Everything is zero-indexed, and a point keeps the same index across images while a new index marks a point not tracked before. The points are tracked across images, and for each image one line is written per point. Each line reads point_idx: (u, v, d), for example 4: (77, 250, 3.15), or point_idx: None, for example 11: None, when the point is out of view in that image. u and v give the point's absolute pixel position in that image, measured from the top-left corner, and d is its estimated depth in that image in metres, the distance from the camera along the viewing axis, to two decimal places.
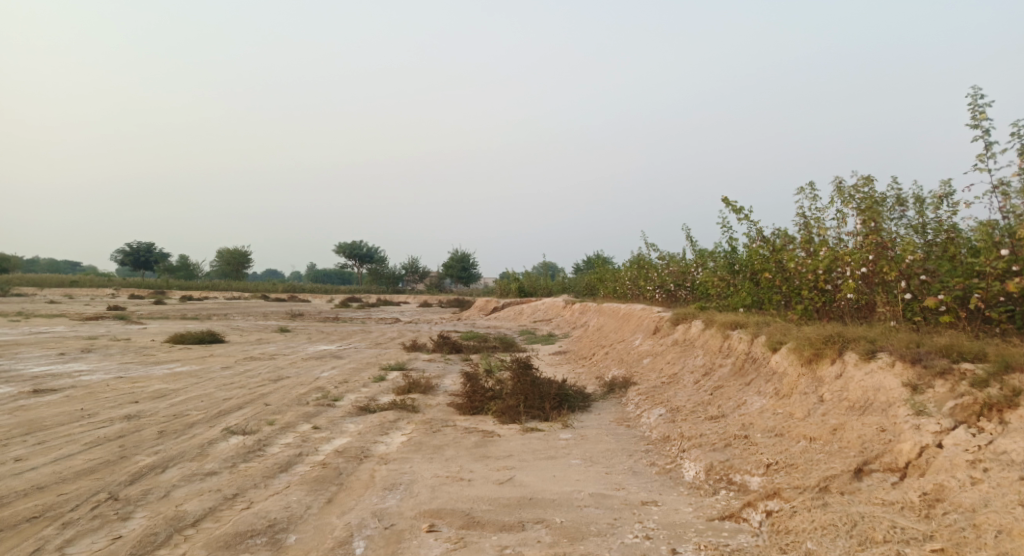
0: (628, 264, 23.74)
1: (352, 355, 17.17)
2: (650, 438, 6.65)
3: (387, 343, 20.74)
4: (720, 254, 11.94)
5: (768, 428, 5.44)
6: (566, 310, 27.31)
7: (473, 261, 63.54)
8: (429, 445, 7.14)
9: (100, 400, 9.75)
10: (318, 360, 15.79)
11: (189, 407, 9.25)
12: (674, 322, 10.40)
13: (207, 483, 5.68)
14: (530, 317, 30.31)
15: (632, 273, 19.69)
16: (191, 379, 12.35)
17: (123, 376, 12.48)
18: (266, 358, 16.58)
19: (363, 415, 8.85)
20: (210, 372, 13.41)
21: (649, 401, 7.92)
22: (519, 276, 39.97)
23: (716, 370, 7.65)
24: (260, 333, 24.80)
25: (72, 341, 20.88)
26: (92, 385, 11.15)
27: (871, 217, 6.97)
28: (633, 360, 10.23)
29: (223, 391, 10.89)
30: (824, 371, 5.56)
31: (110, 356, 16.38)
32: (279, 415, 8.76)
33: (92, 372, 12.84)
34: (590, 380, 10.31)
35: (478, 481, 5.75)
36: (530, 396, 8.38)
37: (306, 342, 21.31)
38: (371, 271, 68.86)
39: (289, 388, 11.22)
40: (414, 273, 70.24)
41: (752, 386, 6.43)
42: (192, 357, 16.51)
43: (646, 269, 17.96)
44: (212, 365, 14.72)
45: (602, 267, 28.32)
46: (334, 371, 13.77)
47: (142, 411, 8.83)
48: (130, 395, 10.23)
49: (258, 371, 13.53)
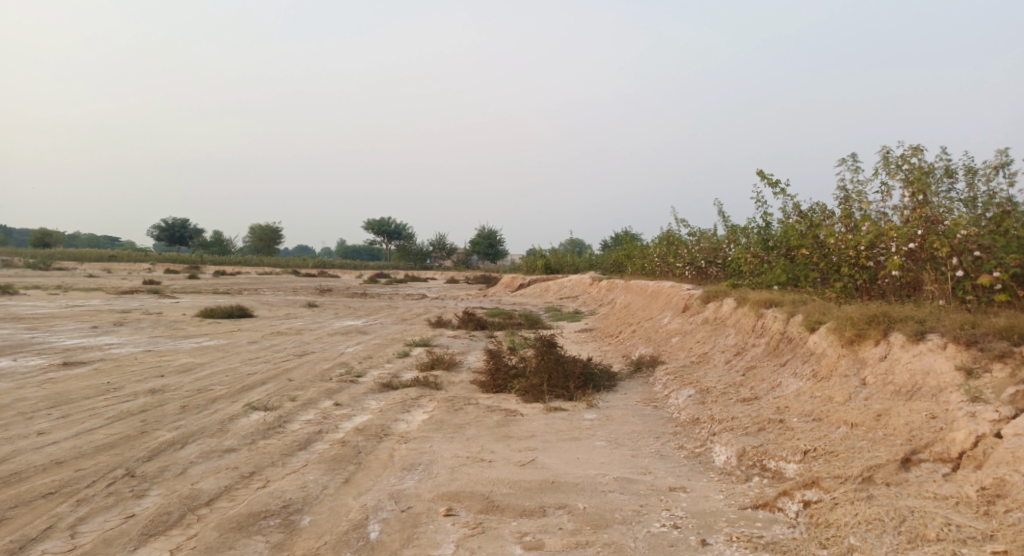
0: (657, 240, 23.30)
1: (378, 330, 17.14)
2: (678, 420, 6.40)
3: (413, 318, 20.71)
4: (754, 230, 11.53)
5: (805, 413, 5.14)
6: (593, 287, 26.99)
7: (501, 237, 63.36)
8: (450, 423, 6.98)
9: (127, 373, 9.80)
10: (343, 336, 15.77)
11: (213, 381, 9.23)
12: (704, 300, 10.06)
13: (224, 460, 5.59)
14: (557, 293, 30.08)
15: (662, 250, 19.29)
16: (217, 353, 12.40)
17: (152, 349, 12.58)
18: (292, 333, 16.63)
19: (385, 392, 8.74)
20: (237, 346, 13.46)
21: (677, 382, 7.65)
22: (547, 252, 39.68)
23: (748, 350, 7.33)
24: (288, 308, 24.97)
25: (105, 314, 21.22)
26: (120, 359, 11.25)
27: (921, 190, 6.57)
28: (661, 338, 9.94)
29: (247, 366, 10.89)
30: (867, 352, 5.23)
31: (141, 329, 16.57)
32: (301, 391, 8.70)
33: (122, 346, 12.97)
34: (616, 358, 10.07)
35: (500, 462, 5.57)
36: (554, 374, 8.18)
37: (333, 317, 21.38)
38: (400, 247, 69.14)
39: (313, 364, 11.18)
40: (442, 249, 70.33)
41: (788, 367, 6.12)
42: (220, 330, 16.65)
43: (676, 246, 17.55)
44: (240, 339, 14.80)
45: (631, 243, 27.89)
46: (359, 346, 13.73)
47: (166, 385, 8.84)
48: (156, 369, 10.28)
49: (284, 346, 13.54)
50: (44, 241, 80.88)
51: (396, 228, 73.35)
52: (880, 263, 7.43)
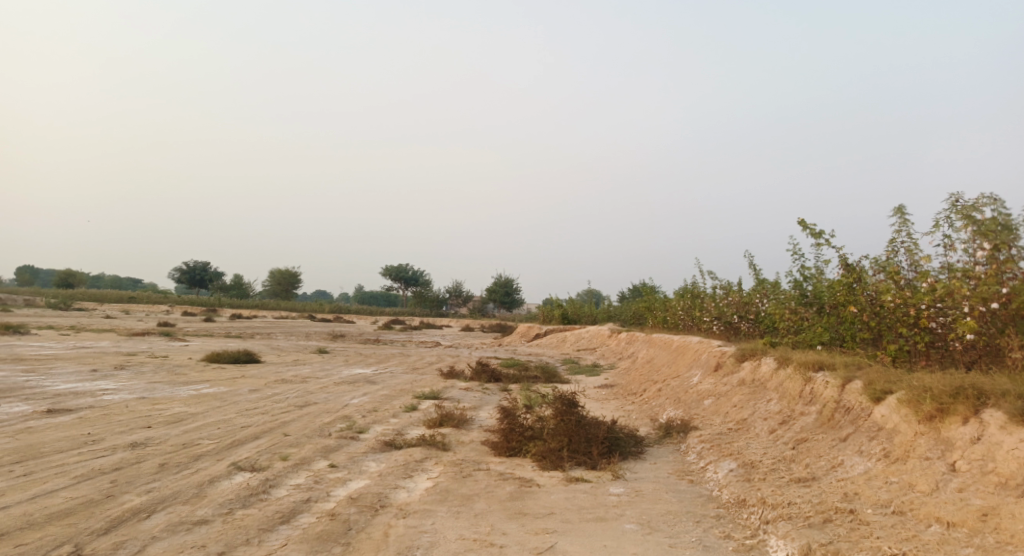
0: (680, 292, 22.49)
1: (387, 380, 16.35)
2: (720, 500, 5.53)
3: (424, 368, 19.89)
4: (790, 283, 10.74)
5: (882, 504, 4.29)
6: (612, 339, 26.11)
7: (518, 286, 62.78)
8: (458, 494, 6.14)
9: (112, 423, 9.08)
10: (350, 385, 14.98)
11: (201, 435, 8.47)
12: (739, 359, 9.23)
13: (191, 536, 4.80)
14: (574, 344, 29.18)
15: (685, 303, 18.47)
16: (214, 402, 11.66)
17: (146, 397, 11.87)
18: (297, 381, 15.89)
19: (387, 452, 7.93)
20: (236, 395, 12.71)
21: (715, 452, 6.78)
22: (564, 302, 38.92)
23: (797, 420, 6.47)
24: (297, 354, 24.28)
25: (109, 357, 20.63)
26: (110, 407, 10.54)
27: (1000, 242, 5.84)
28: (692, 400, 9.07)
29: (243, 417, 10.13)
30: (953, 431, 4.40)
31: (141, 374, 15.90)
32: (295, 449, 7.91)
33: (115, 392, 12.28)
34: (642, 420, 9.20)
35: (513, 548, 4.73)
36: (575, 439, 7.35)
37: (342, 365, 20.62)
38: (416, 294, 68.66)
39: (314, 416, 10.40)
40: (459, 297, 69.82)
41: (850, 443, 5.26)
42: (223, 377, 15.95)
43: (701, 299, 16.72)
44: (241, 387, 14.06)
45: (652, 295, 27.05)
46: (365, 398, 12.94)
47: (150, 438, 8.09)
48: (145, 419, 9.56)
49: (285, 396, 12.77)
50: (66, 281, 81.50)
51: (412, 274, 73.10)
52: (945, 325, 6.67)
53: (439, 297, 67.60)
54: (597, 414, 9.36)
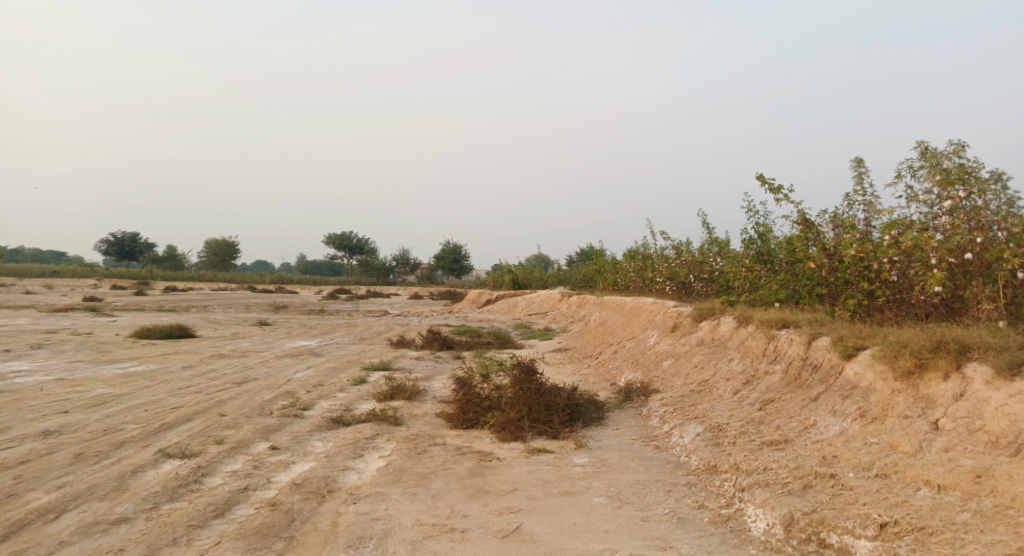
0: (629, 255, 22.42)
1: (332, 352, 15.68)
2: (690, 467, 5.26)
3: (372, 338, 19.27)
4: (745, 240, 10.58)
5: (863, 466, 4.05)
6: (563, 303, 25.96)
7: (465, 252, 62.12)
8: (412, 473, 5.70)
9: (23, 410, 8.25)
10: (293, 359, 14.28)
11: (126, 419, 7.76)
12: (696, 319, 9.02)
13: (108, 538, 4.24)
14: (524, 309, 28.97)
15: (637, 265, 18.35)
16: (143, 381, 10.85)
17: (66, 378, 10.94)
18: (236, 355, 15.07)
19: (334, 430, 7.42)
20: (168, 373, 11.89)
21: (679, 416, 6.53)
22: (514, 267, 38.59)
23: (761, 379, 6.26)
24: (236, 327, 23.23)
25: (28, 336, 19.23)
26: (23, 391, 9.63)
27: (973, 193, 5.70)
28: (650, 362, 8.84)
29: (175, 397, 9.40)
30: (934, 388, 4.21)
31: (63, 354, 14.77)
32: (232, 430, 7.31)
33: (31, 375, 11.29)
34: (600, 385, 8.94)
35: (476, 533, 4.34)
36: (534, 407, 7.00)
37: (285, 337, 19.76)
38: (362, 262, 67.19)
39: (254, 394, 9.76)
40: (406, 265, 68.72)
41: (822, 402, 5.04)
42: (154, 354, 14.98)
43: (653, 261, 16.60)
44: (174, 364, 13.20)
45: (602, 258, 26.95)
46: (309, 371, 12.32)
47: (67, 425, 7.35)
48: (63, 403, 8.74)
49: (222, 372, 12.01)
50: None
51: (356, 242, 71.46)
52: (906, 278, 6.59)
53: (386, 265, 66.44)
54: (554, 380, 9.05)
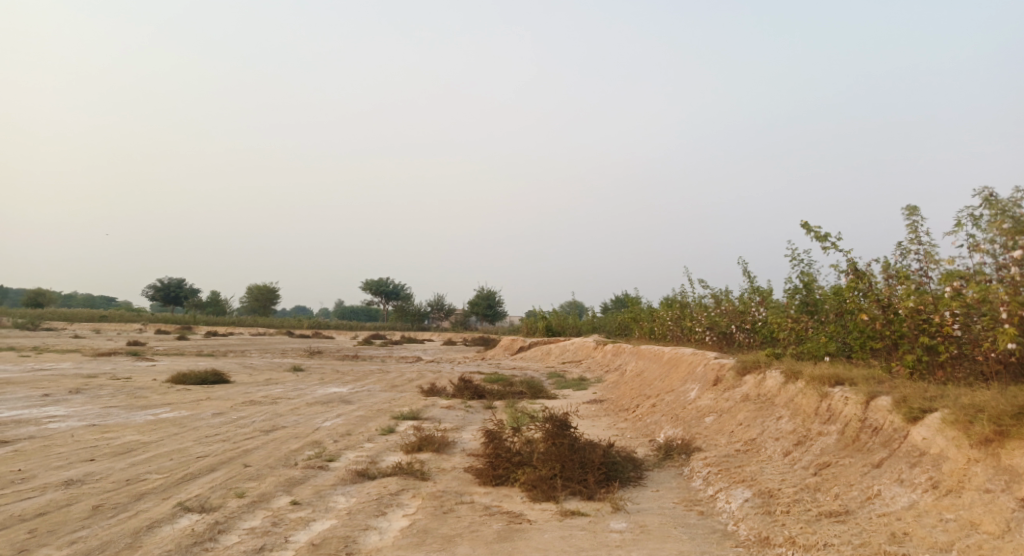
0: (666, 302, 21.96)
1: (363, 399, 15.46)
2: (739, 538, 4.80)
3: (404, 385, 19.01)
4: (789, 290, 10.13)
5: (941, 548, 3.59)
6: (598, 351, 25.47)
7: (500, 298, 62.08)
8: (437, 536, 5.35)
9: (50, 457, 8.15)
10: (323, 406, 14.08)
11: (150, 468, 7.59)
12: (740, 372, 8.56)
13: None
14: (558, 357, 28.52)
15: (674, 314, 17.90)
16: (172, 428, 10.73)
17: (97, 424, 10.88)
18: (267, 402, 14.94)
19: (358, 484, 7.12)
20: (198, 420, 11.77)
21: (724, 479, 6.07)
22: (548, 314, 38.25)
23: (814, 441, 5.79)
24: (270, 373, 23.25)
25: (67, 380, 19.49)
26: (53, 437, 9.57)
27: None
28: (691, 418, 8.37)
29: (201, 446, 9.23)
30: (1018, 458, 3.76)
31: (98, 398, 14.84)
32: (254, 482, 7.07)
33: (63, 419, 11.28)
34: (638, 441, 8.49)
35: None
36: (568, 465, 6.61)
37: (317, 383, 19.64)
38: (397, 308, 67.56)
39: (281, 443, 9.54)
40: (440, 311, 68.88)
41: (886, 470, 4.58)
42: (186, 399, 14.94)
43: (691, 310, 16.15)
44: (204, 411, 13.10)
45: (637, 306, 26.50)
46: (338, 420, 12.08)
47: (89, 475, 7.20)
48: (90, 450, 8.64)
49: (251, 420, 11.85)
50: (36, 300, 79.23)
51: (392, 288, 72.08)
52: (971, 332, 6.13)
53: (421, 311, 66.69)
54: (589, 435, 8.63)
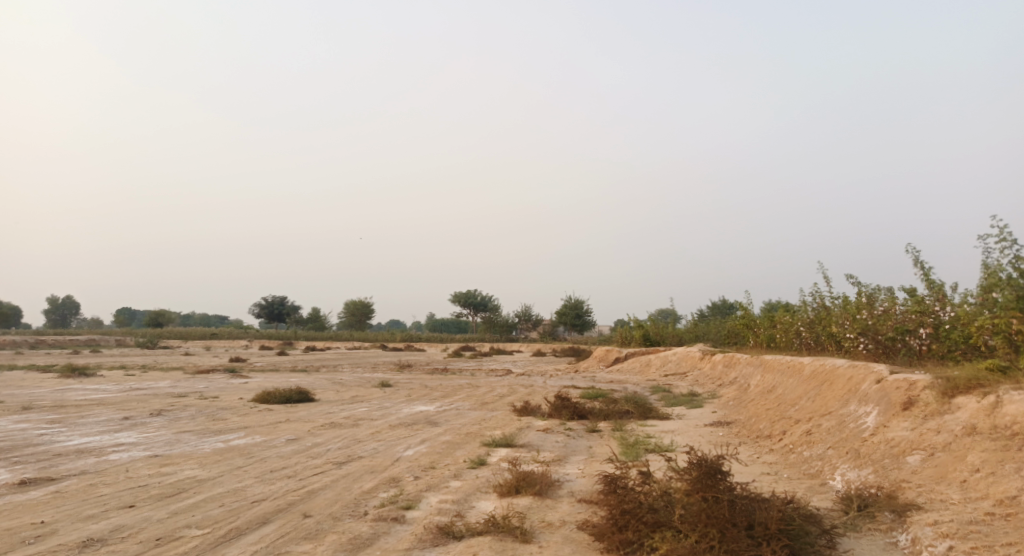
0: (787, 309, 19.34)
1: (450, 420, 13.87)
2: None
3: (495, 403, 17.34)
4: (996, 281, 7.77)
5: None
6: (705, 362, 23.03)
7: (588, 308, 59.83)
8: None
9: (86, 502, 6.92)
10: (407, 429, 12.55)
11: (191, 520, 6.18)
12: (946, 393, 6.23)
13: None
14: (659, 368, 26.19)
15: (806, 321, 15.45)
16: (237, 460, 9.45)
17: (159, 455, 9.77)
18: (348, 424, 13.60)
19: (439, 549, 5.41)
20: (269, 448, 10.51)
21: None
22: (642, 322, 35.84)
23: None
24: (357, 389, 22.22)
25: (155, 401, 19.00)
26: (105, 473, 8.44)
27: None
28: (881, 455, 6.14)
29: (261, 484, 7.83)
30: None
31: (176, 422, 13.97)
32: (310, 545, 5.50)
33: (128, 449, 10.27)
34: (807, 486, 6.33)
35: None
36: (731, 534, 4.64)
37: (403, 400, 18.26)
38: (486, 319, 66.46)
39: (354, 480, 8.01)
40: (528, 322, 67.39)
41: None
42: (264, 422, 13.86)
43: (830, 315, 13.74)
44: (279, 436, 11.89)
45: (748, 312, 23.83)
46: (422, 446, 10.52)
47: (116, 531, 5.84)
48: (136, 491, 7.39)
49: (326, 448, 10.48)
50: (157, 321, 84.34)
51: (480, 300, 71.38)
52: None
53: (509, 322, 65.46)
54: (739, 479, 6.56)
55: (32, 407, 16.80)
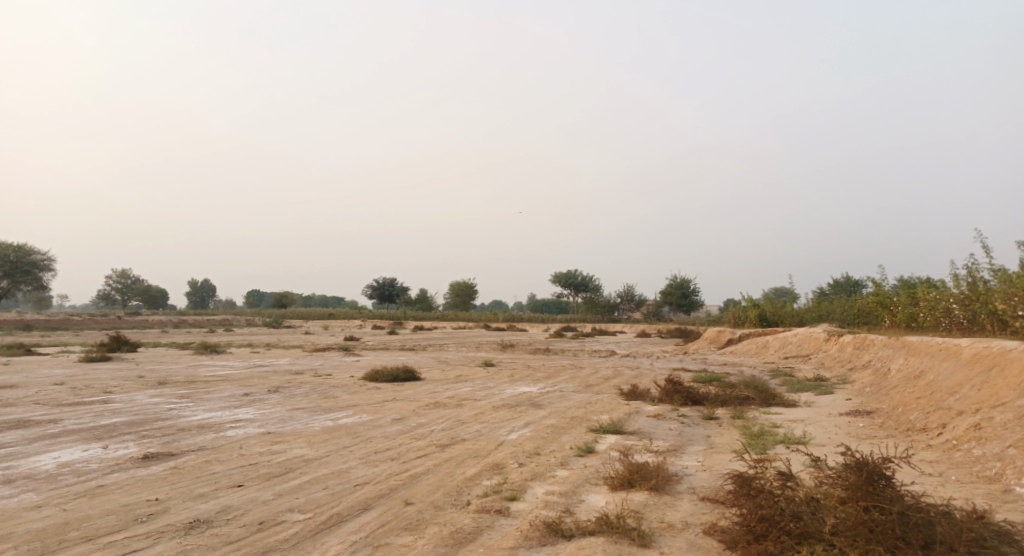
0: (930, 286, 17.38)
1: (555, 403, 13.39)
2: None
3: (601, 385, 16.70)
4: None
5: None
6: (831, 344, 21.28)
7: (696, 287, 57.63)
8: None
9: (198, 479, 6.98)
10: (511, 411, 12.20)
11: (294, 504, 6.03)
12: None
13: None
14: (778, 350, 24.56)
15: (960, 301, 13.71)
16: (343, 439, 9.40)
17: (271, 432, 9.92)
18: (452, 404, 13.45)
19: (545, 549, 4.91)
20: (375, 427, 10.45)
21: None
22: (756, 301, 33.86)
23: None
24: (462, 368, 22.24)
25: (275, 377, 19.82)
26: (219, 449, 8.60)
27: None
28: None
29: (364, 466, 7.66)
30: None
31: (290, 399, 14.37)
32: (410, 538, 5.17)
33: (243, 425, 10.53)
34: (992, 501, 5.45)
35: None
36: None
37: (507, 380, 18.00)
38: (590, 299, 65.63)
39: (457, 465, 7.69)
40: (632, 301, 65.92)
41: None
42: (372, 401, 13.97)
43: (993, 293, 12.06)
44: (385, 415, 11.87)
45: (880, 289, 21.75)
46: (527, 430, 10.10)
47: (222, 512, 5.78)
48: (245, 470, 7.41)
49: (430, 429, 10.29)
50: (281, 302, 89.80)
51: (584, 280, 70.60)
52: None
53: (613, 302, 64.29)
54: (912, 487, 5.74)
55: (166, 382, 17.94)
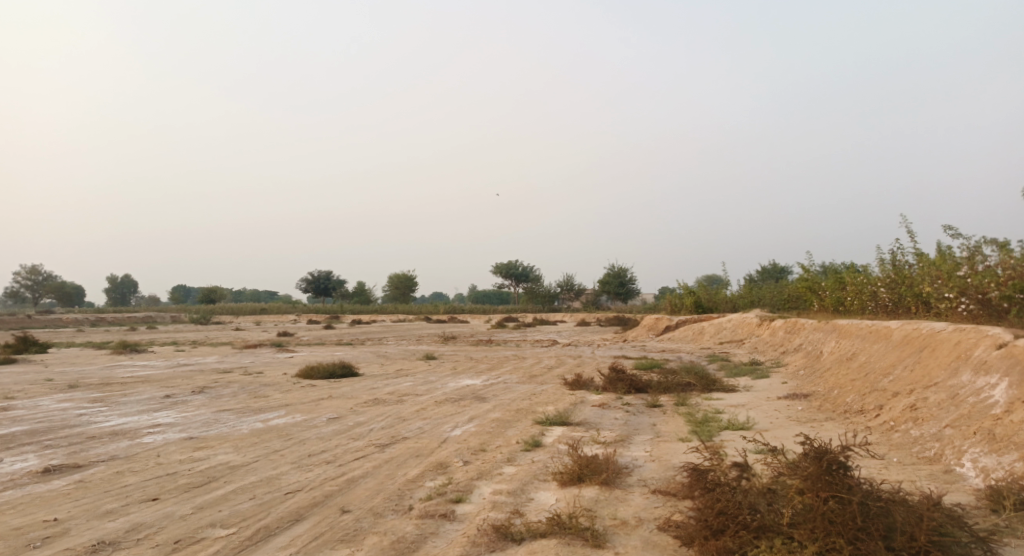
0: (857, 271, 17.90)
1: (498, 395, 13.07)
2: None
3: (544, 375, 16.48)
4: None
5: None
6: (764, 328, 21.75)
7: (632, 276, 58.45)
8: None
9: (107, 494, 6.31)
10: (453, 406, 11.81)
11: (216, 518, 5.49)
12: None
13: None
14: (714, 336, 24.99)
15: (887, 284, 14.10)
16: (274, 443, 8.80)
17: (194, 437, 9.22)
18: (392, 400, 12.95)
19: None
20: (309, 428, 9.87)
21: None
22: (692, 288, 34.46)
23: None
24: (401, 362, 21.68)
25: (200, 377, 18.75)
26: (134, 458, 7.88)
27: None
28: None
29: (297, 472, 7.14)
30: None
31: (217, 400, 13.54)
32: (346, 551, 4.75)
33: (163, 431, 9.76)
34: (938, 483, 5.43)
35: None
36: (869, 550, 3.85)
37: (448, 374, 17.57)
38: (529, 289, 65.68)
39: (397, 466, 7.27)
40: (570, 291, 66.35)
41: None
42: (306, 399, 13.31)
43: (919, 276, 12.42)
44: (320, 414, 11.27)
45: (809, 275, 22.35)
46: (470, 425, 9.74)
47: (132, 532, 5.19)
48: (162, 481, 6.77)
49: (368, 428, 9.78)
50: (209, 297, 86.33)
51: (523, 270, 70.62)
52: None
53: (552, 291, 64.55)
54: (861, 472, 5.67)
55: (78, 385, 16.69)
